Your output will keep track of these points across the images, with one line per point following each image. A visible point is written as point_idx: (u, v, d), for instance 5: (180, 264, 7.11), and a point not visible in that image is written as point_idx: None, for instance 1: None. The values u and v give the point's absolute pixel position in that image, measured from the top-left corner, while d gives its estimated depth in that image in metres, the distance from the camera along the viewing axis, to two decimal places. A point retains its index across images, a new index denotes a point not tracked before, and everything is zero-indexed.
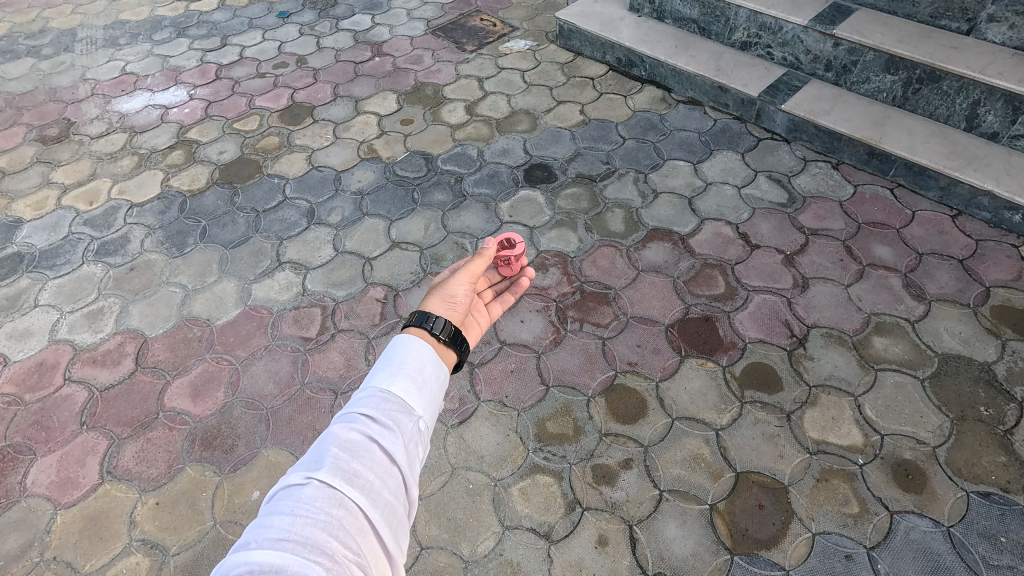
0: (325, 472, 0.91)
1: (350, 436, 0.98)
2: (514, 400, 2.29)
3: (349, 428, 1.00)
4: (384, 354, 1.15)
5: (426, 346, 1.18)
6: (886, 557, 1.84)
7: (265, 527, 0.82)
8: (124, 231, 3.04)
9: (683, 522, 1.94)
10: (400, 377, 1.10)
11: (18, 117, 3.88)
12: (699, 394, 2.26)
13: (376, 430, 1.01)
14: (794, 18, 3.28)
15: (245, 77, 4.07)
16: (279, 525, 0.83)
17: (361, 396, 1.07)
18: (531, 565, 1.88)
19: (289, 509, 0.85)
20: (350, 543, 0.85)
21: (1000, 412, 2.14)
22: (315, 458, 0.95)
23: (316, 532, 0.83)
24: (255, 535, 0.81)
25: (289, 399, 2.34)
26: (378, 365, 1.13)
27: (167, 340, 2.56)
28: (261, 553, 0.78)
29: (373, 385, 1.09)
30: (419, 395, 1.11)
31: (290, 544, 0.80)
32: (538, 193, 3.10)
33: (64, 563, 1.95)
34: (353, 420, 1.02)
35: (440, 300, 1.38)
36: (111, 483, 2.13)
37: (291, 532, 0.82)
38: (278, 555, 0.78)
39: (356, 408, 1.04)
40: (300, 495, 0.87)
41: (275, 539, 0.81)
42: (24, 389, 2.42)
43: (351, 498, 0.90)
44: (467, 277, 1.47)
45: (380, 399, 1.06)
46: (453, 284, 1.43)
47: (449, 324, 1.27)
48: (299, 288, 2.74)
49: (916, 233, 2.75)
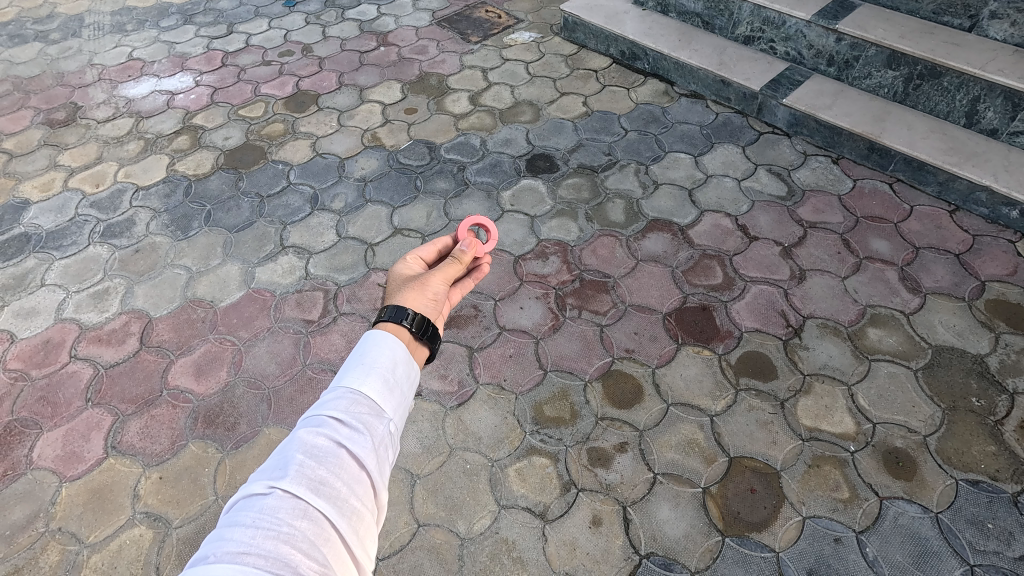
0: (290, 480, 0.92)
1: (316, 442, 1.00)
2: (512, 383, 2.32)
3: (316, 433, 1.01)
4: (355, 354, 1.18)
5: (398, 344, 1.22)
6: (875, 541, 1.87)
7: (225, 541, 0.83)
8: (129, 214, 3.08)
9: (675, 504, 1.98)
10: (370, 377, 1.13)
11: (25, 100, 3.91)
12: (694, 380, 2.30)
13: (344, 435, 1.03)
14: (797, 13, 3.30)
15: (251, 65, 4.09)
16: (240, 538, 0.83)
17: (330, 397, 1.09)
18: (526, 543, 1.92)
19: (250, 520, 0.86)
20: (314, 554, 0.85)
21: (991, 403, 2.17)
22: (280, 466, 0.96)
23: (278, 544, 0.84)
24: (214, 549, 0.82)
25: (290, 378, 2.38)
26: (348, 366, 1.15)
27: (171, 321, 2.60)
28: (221, 567, 0.78)
29: (342, 386, 1.11)
30: (390, 395, 1.14)
31: (251, 558, 0.81)
32: (539, 182, 3.13)
33: (69, 534, 1.99)
34: (320, 425, 1.03)
35: (423, 298, 1.41)
36: (114, 458, 2.17)
37: (253, 546, 0.83)
38: (238, 569, 0.78)
39: (324, 411, 1.06)
40: (262, 506, 0.88)
41: (235, 553, 0.81)
42: (30, 366, 2.46)
43: (316, 507, 0.91)
44: (444, 273, 1.49)
45: (349, 402, 1.08)
46: (432, 280, 1.45)
47: (417, 314, 1.31)
48: (301, 272, 2.78)
49: (913, 227, 2.77)
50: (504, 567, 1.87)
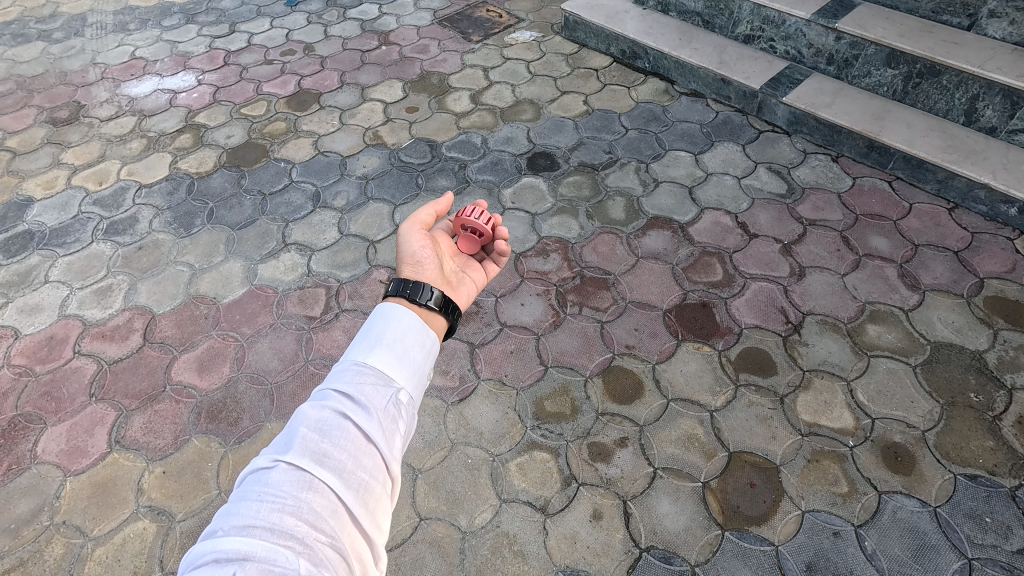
0: (294, 454, 0.94)
1: (321, 416, 1.01)
2: (513, 379, 2.33)
3: (321, 408, 1.02)
4: (362, 331, 1.19)
5: (406, 319, 1.22)
6: (873, 535, 1.88)
7: (232, 515, 0.85)
8: (132, 211, 3.09)
9: (675, 498, 1.99)
10: (376, 352, 1.14)
11: (29, 99, 3.93)
12: (695, 376, 2.31)
13: (350, 407, 1.04)
14: (796, 12, 3.32)
15: (252, 64, 4.11)
16: (247, 511, 0.86)
17: (337, 373, 1.11)
18: (526, 537, 1.93)
19: (256, 494, 0.88)
20: (321, 526, 0.87)
21: (989, 399, 2.18)
22: (286, 441, 0.98)
23: (284, 516, 0.86)
24: (223, 523, 0.85)
25: (293, 374, 2.39)
26: (355, 342, 1.17)
27: (174, 317, 2.61)
28: (229, 540, 0.81)
29: (348, 361, 1.12)
30: (398, 365, 1.15)
31: (257, 530, 0.83)
32: (539, 180, 3.14)
33: (74, 527, 2.01)
34: (325, 399, 1.05)
35: (403, 262, 1.52)
36: (119, 453, 2.19)
37: (258, 519, 0.85)
38: (245, 542, 0.81)
39: (330, 386, 1.07)
40: (267, 479, 0.90)
41: (242, 526, 0.84)
42: (34, 362, 2.48)
43: (322, 479, 0.92)
44: (419, 231, 1.60)
45: (355, 376, 1.09)
46: (408, 243, 1.57)
47: (438, 292, 1.38)
48: (303, 269, 2.79)
49: (913, 225, 2.78)
50: (505, 560, 1.88)
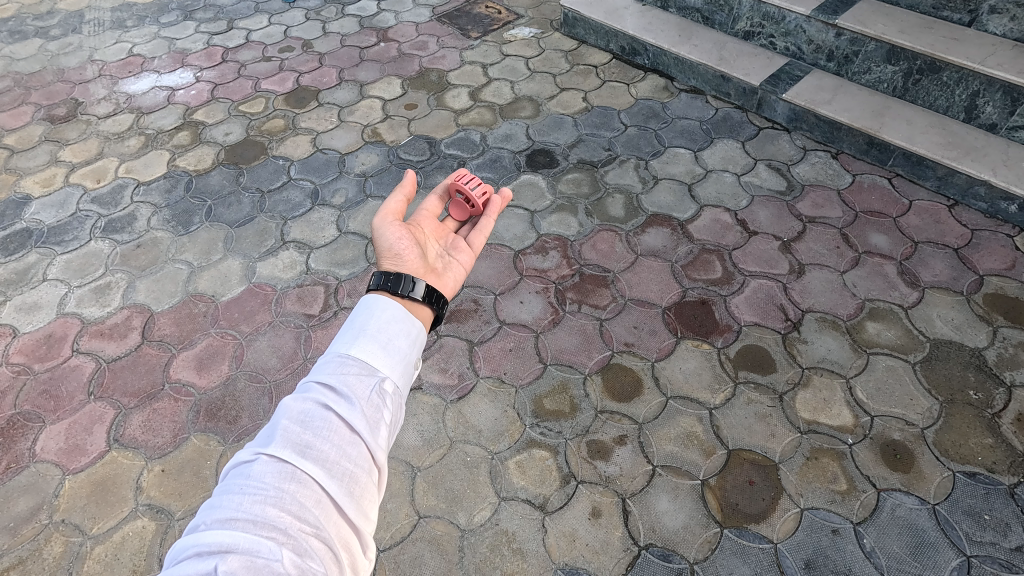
0: (276, 446, 0.94)
1: (304, 408, 1.01)
2: (513, 377, 2.33)
3: (303, 400, 1.02)
4: (346, 323, 1.19)
5: (390, 308, 1.23)
6: (872, 533, 1.88)
7: (215, 508, 0.85)
8: (130, 209, 3.09)
9: (674, 496, 1.99)
10: (360, 343, 1.14)
11: (26, 96, 3.92)
12: (693, 373, 2.31)
13: (332, 398, 1.04)
14: (796, 8, 3.30)
15: (251, 61, 4.10)
16: (229, 504, 0.86)
17: (321, 365, 1.11)
18: (526, 535, 1.93)
19: (238, 487, 0.88)
20: (304, 516, 0.87)
21: (988, 396, 2.18)
22: (269, 434, 0.98)
23: (266, 508, 0.86)
24: (205, 517, 0.85)
25: (292, 372, 2.39)
26: (339, 334, 1.17)
27: (172, 315, 2.61)
28: (211, 534, 0.82)
29: (332, 353, 1.12)
30: (382, 355, 1.15)
31: (240, 523, 0.83)
32: (539, 178, 3.14)
33: (73, 526, 2.01)
34: (308, 391, 1.05)
35: (381, 258, 1.50)
36: (117, 451, 2.19)
37: (241, 511, 0.85)
38: (228, 534, 0.81)
39: (313, 379, 1.07)
40: (249, 472, 0.90)
41: (224, 519, 0.84)
42: (32, 360, 2.47)
43: (305, 470, 0.92)
44: (391, 219, 1.56)
45: (338, 367, 1.09)
46: (382, 234, 1.54)
47: (423, 283, 1.39)
48: (302, 267, 2.79)
49: (913, 222, 2.78)
50: (504, 558, 1.88)
